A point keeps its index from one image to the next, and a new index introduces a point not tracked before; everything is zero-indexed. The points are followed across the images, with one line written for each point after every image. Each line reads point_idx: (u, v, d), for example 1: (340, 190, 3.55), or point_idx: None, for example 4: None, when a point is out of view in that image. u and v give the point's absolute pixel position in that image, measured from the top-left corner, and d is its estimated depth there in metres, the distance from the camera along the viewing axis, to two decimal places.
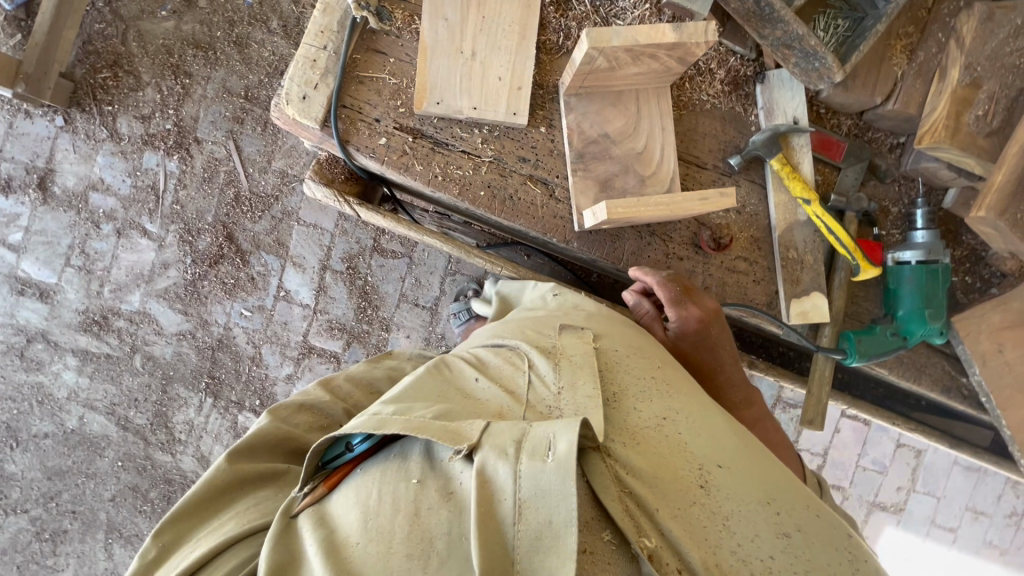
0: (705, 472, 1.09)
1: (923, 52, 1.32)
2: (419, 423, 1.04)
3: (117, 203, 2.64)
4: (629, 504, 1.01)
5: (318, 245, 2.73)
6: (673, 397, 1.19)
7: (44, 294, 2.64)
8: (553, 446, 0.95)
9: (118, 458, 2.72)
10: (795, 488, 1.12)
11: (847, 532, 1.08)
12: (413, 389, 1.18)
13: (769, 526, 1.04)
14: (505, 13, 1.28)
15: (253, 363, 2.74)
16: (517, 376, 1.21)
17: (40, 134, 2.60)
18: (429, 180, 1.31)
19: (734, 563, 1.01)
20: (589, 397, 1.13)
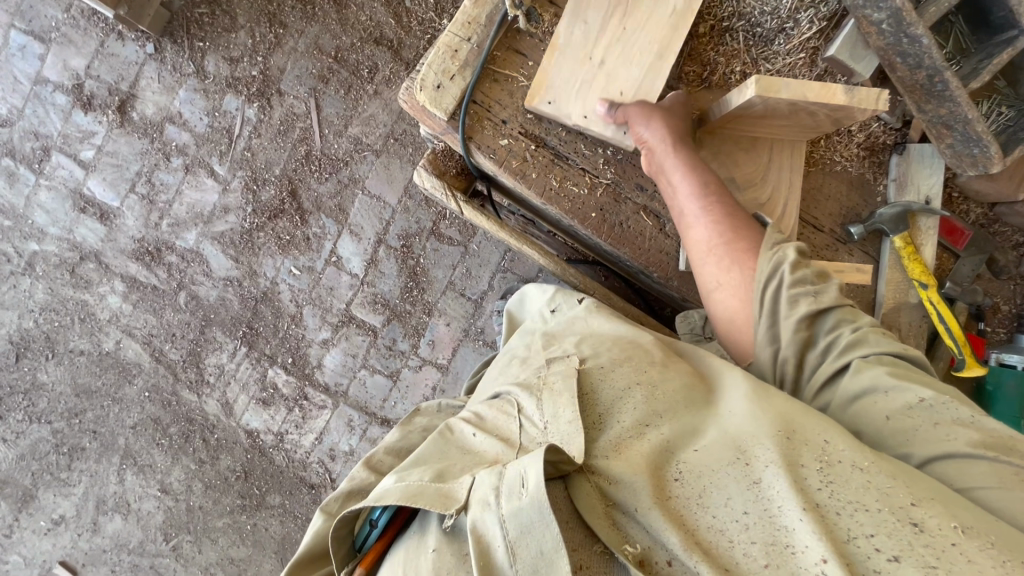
0: (680, 461, 1.04)
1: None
2: (415, 491, 1.16)
3: (191, 139, 2.63)
4: (614, 516, 1.02)
5: (377, 218, 2.71)
6: (652, 396, 1.15)
7: (104, 216, 2.65)
8: (527, 480, 1.01)
9: (145, 388, 2.75)
10: (765, 421, 1.01)
11: (859, 472, 0.92)
12: (419, 455, 1.30)
13: (745, 489, 0.95)
14: (650, 27, 1.20)
15: (293, 321, 2.75)
16: (510, 423, 1.26)
17: (128, 57, 2.59)
18: (544, 191, 1.27)
19: (714, 536, 0.93)
20: (570, 424, 1.14)
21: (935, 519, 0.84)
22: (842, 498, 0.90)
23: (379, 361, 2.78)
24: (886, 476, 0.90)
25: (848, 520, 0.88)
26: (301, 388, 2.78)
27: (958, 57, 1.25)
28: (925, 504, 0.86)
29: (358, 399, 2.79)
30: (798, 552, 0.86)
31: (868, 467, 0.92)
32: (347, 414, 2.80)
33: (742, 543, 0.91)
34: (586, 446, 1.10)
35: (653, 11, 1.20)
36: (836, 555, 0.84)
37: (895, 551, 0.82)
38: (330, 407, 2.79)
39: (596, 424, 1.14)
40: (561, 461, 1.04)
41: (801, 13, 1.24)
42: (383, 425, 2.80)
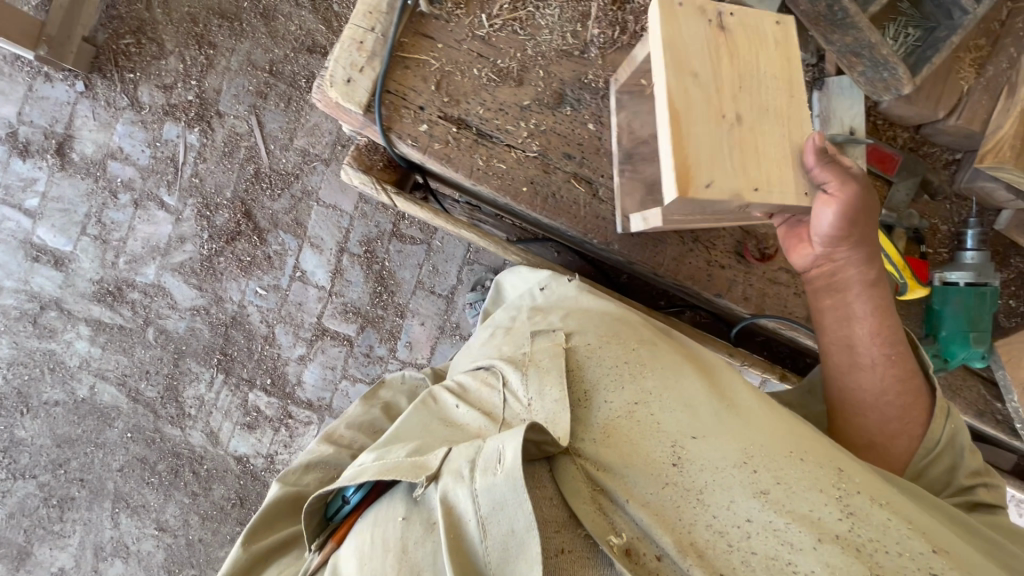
0: (678, 449, 1.11)
1: (993, 67, 1.25)
2: (393, 464, 1.22)
3: (136, 173, 2.59)
4: (602, 502, 1.10)
5: (336, 227, 2.69)
6: (648, 381, 1.23)
7: (59, 262, 2.60)
8: (503, 457, 1.06)
9: (127, 430, 2.72)
10: (780, 437, 1.10)
11: (870, 503, 1.01)
12: (401, 429, 1.35)
13: (747, 486, 1.04)
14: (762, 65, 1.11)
15: (266, 342, 2.73)
16: (493, 395, 1.31)
17: (59, 99, 2.54)
18: (472, 171, 1.27)
19: (713, 536, 1.01)
20: (555, 402, 1.19)
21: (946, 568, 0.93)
22: (857, 531, 0.98)
23: (358, 369, 2.77)
24: (899, 518, 0.99)
25: (866, 556, 0.95)
26: (284, 407, 2.77)
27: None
28: (941, 552, 0.95)
29: (343, 410, 2.78)
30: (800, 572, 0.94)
31: (878, 501, 1.01)
32: None
33: (741, 549, 0.99)
34: (573, 433, 1.17)
35: (757, 45, 1.11)
36: None
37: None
38: (316, 422, 2.78)
39: (584, 399, 1.22)
40: (545, 442, 1.11)
41: None
42: None
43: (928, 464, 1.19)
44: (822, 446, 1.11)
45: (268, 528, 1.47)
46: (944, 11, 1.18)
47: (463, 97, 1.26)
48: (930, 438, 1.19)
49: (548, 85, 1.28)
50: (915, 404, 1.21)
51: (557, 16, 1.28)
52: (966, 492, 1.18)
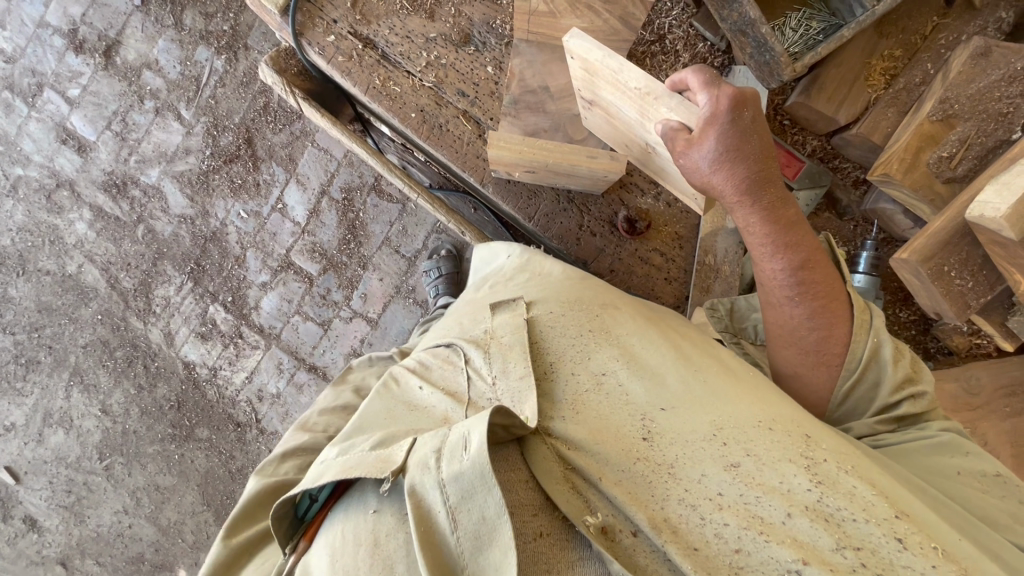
0: (648, 422, 1.00)
1: (905, 79, 1.32)
2: (356, 458, 1.03)
3: (164, 85, 2.87)
4: (575, 483, 0.95)
5: (323, 169, 2.80)
6: (613, 347, 1.12)
7: (82, 148, 2.93)
8: (469, 442, 0.90)
9: (98, 312, 2.96)
10: (749, 406, 0.99)
11: (843, 471, 0.90)
12: (362, 418, 1.17)
13: (718, 460, 0.92)
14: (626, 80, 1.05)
15: (236, 262, 2.88)
16: (457, 374, 1.18)
17: (118, 8, 2.87)
18: (367, 88, 1.35)
19: (685, 509, 0.88)
20: (519, 380, 1.08)
21: (912, 535, 0.81)
22: (829, 501, 0.86)
23: (312, 309, 2.84)
24: (868, 485, 0.87)
25: (837, 528, 0.84)
26: (238, 326, 2.89)
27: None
28: (907, 519, 0.83)
29: (289, 343, 2.86)
30: (771, 543, 0.82)
31: (848, 468, 0.90)
32: (277, 357, 2.87)
33: (715, 522, 0.86)
34: (541, 409, 1.04)
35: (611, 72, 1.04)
36: (819, 562, 0.80)
37: (875, 568, 0.79)
38: (262, 348, 2.88)
39: (547, 373, 1.10)
40: (514, 426, 0.95)
41: None
42: (309, 372, 2.85)
43: (853, 384, 1.09)
44: (792, 413, 1.00)
45: (242, 523, 1.22)
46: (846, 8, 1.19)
47: (375, 19, 1.34)
48: (851, 355, 1.09)
49: (456, 23, 1.34)
50: (837, 312, 1.09)
51: None
52: (889, 410, 1.08)
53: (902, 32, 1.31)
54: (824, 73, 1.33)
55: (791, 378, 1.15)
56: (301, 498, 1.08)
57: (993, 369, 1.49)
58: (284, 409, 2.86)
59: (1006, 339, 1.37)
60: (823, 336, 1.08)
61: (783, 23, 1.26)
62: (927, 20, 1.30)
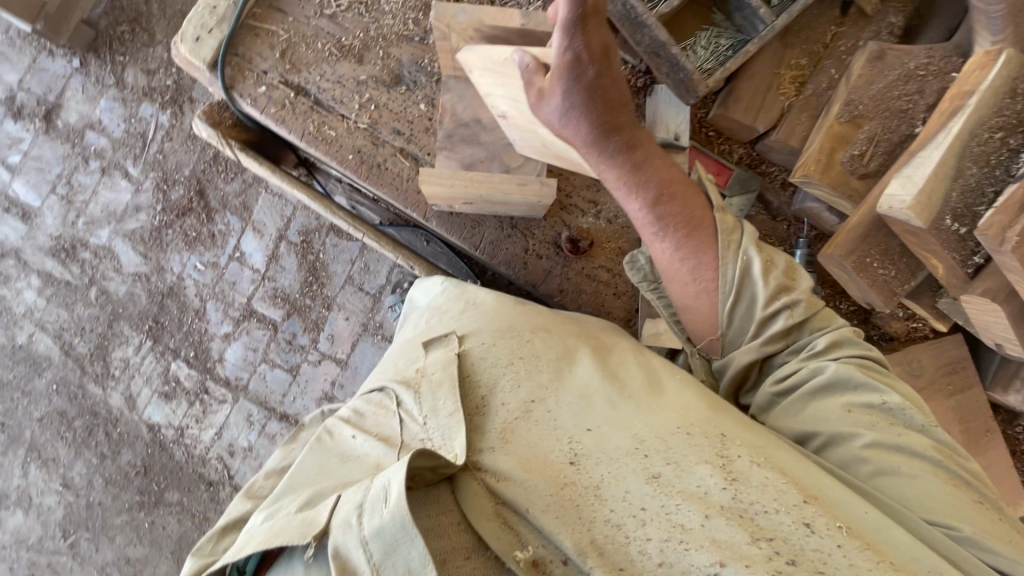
0: (574, 445, 1.04)
1: (813, 85, 1.38)
2: (283, 525, 1.08)
3: (108, 144, 2.83)
4: (507, 516, 1.00)
5: (279, 214, 2.79)
6: (540, 371, 1.17)
7: (26, 215, 2.87)
8: (388, 494, 0.95)
9: (53, 381, 2.84)
10: (669, 415, 1.05)
11: (756, 467, 0.95)
12: (296, 476, 1.24)
13: (640, 473, 0.97)
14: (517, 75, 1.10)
15: (196, 316, 2.82)
16: (389, 419, 1.23)
17: (56, 72, 2.85)
18: (303, 134, 1.36)
19: (612, 530, 0.93)
20: (449, 417, 1.12)
21: (819, 517, 0.89)
22: (742, 497, 0.92)
23: (278, 355, 2.79)
24: (779, 474, 0.94)
25: (751, 522, 0.90)
26: (202, 381, 2.81)
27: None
28: (815, 502, 0.91)
29: (258, 394, 2.79)
30: (691, 550, 0.88)
31: (761, 462, 0.96)
32: (246, 409, 2.80)
33: (638, 539, 0.91)
34: (471, 442, 1.08)
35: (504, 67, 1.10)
36: (733, 556, 0.86)
37: (789, 554, 0.86)
38: (230, 401, 2.80)
39: (477, 410, 1.12)
40: (441, 465, 1.00)
41: None
42: (281, 421, 2.78)
43: (732, 310, 1.12)
44: (709, 416, 1.05)
45: None
46: (750, 24, 1.25)
47: (305, 67, 1.36)
48: (723, 276, 1.12)
49: (386, 65, 1.36)
50: (702, 237, 1.14)
51: (401, 4, 1.37)
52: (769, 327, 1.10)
53: (806, 42, 1.39)
54: (739, 86, 1.40)
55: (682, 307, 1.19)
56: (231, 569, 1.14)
57: (929, 351, 1.51)
58: (257, 461, 2.77)
59: (939, 321, 1.42)
60: (691, 260, 1.14)
61: (693, 43, 1.30)
62: (828, 28, 1.39)
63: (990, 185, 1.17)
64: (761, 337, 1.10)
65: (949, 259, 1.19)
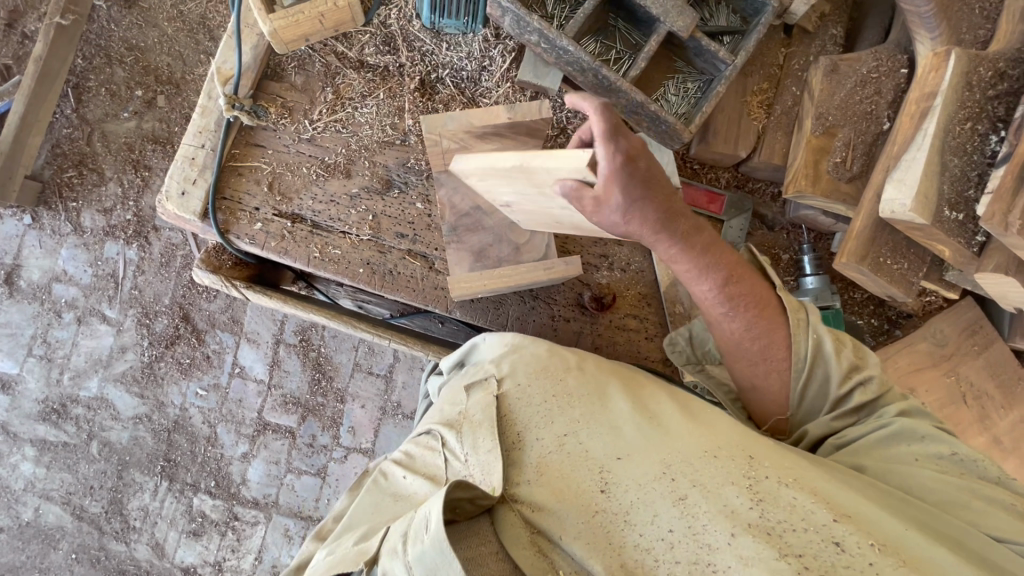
0: (606, 474, 1.05)
1: (780, 105, 1.46)
2: (342, 553, 1.13)
3: (79, 292, 2.75)
4: (541, 544, 1.02)
5: (271, 319, 2.74)
6: (574, 407, 1.16)
7: (6, 385, 2.74)
8: (429, 521, 0.98)
9: (71, 550, 2.69)
10: (695, 439, 1.06)
11: (784, 486, 0.96)
12: (353, 516, 1.26)
13: (668, 497, 0.98)
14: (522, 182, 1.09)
15: (209, 443, 2.72)
16: (437, 458, 1.23)
17: (9, 233, 2.76)
18: (309, 260, 1.35)
19: (641, 554, 0.95)
20: (488, 453, 1.13)
21: (853, 535, 0.89)
22: (769, 515, 0.93)
23: (302, 461, 2.71)
24: (808, 494, 0.95)
25: (778, 539, 0.91)
26: (230, 509, 2.70)
27: (627, 53, 1.42)
28: (847, 520, 0.91)
29: (290, 506, 2.69)
30: (720, 570, 0.90)
31: (786, 481, 0.97)
32: (282, 524, 2.69)
33: (667, 561, 0.93)
34: (508, 475, 1.10)
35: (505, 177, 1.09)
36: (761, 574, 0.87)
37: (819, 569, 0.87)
38: (263, 521, 2.69)
39: (515, 444, 1.13)
40: (479, 497, 1.03)
41: (492, 50, 1.36)
42: None
43: (804, 387, 1.17)
44: (736, 439, 1.06)
45: None
46: (712, 66, 1.34)
47: (295, 194, 1.36)
48: (797, 357, 1.17)
49: (374, 173, 1.38)
50: (772, 314, 1.19)
51: (375, 112, 1.38)
52: (843, 402, 1.15)
53: (763, 69, 1.48)
54: (713, 120, 1.47)
55: (750, 391, 1.24)
56: None
57: (949, 318, 1.49)
58: None
59: (950, 290, 1.44)
60: (765, 343, 1.18)
61: (664, 93, 1.40)
62: (777, 52, 1.48)
63: (973, 170, 1.24)
64: (834, 411, 1.15)
65: (954, 244, 1.25)
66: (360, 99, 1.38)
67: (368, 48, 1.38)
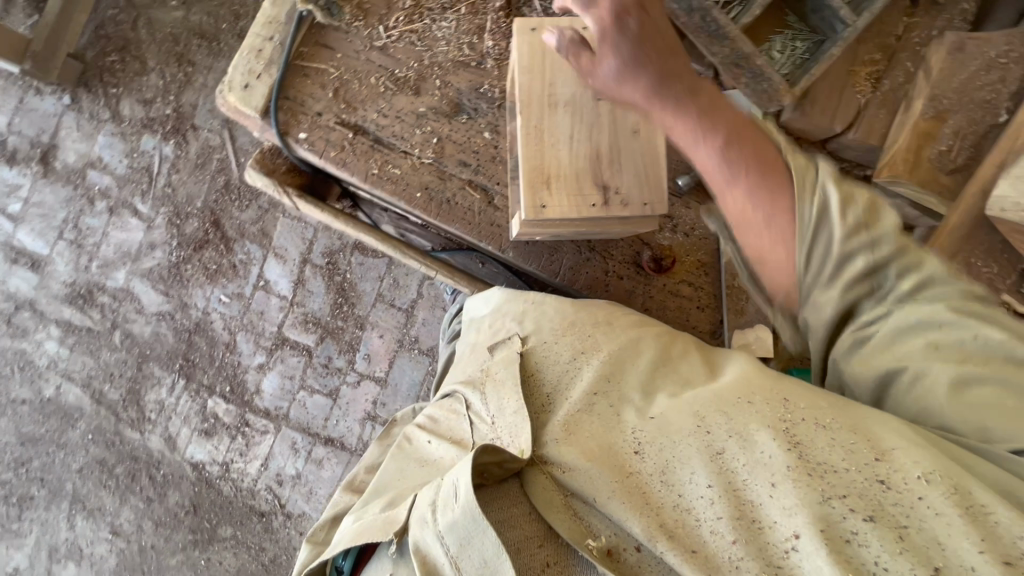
0: (637, 434, 1.05)
1: (888, 80, 1.38)
2: (369, 522, 1.16)
3: (112, 182, 2.72)
4: (575, 506, 1.02)
5: (300, 238, 2.72)
6: (602, 367, 1.19)
7: (35, 264, 2.76)
8: (459, 489, 1.00)
9: (88, 431, 2.79)
10: (722, 393, 1.06)
11: (819, 428, 0.94)
12: (381, 482, 1.30)
13: (703, 451, 0.97)
14: (549, 120, 1.16)
15: (227, 349, 2.76)
16: (461, 422, 1.29)
17: (47, 111, 2.71)
18: (367, 176, 1.30)
19: (682, 514, 0.93)
20: (515, 414, 1.16)
21: (890, 472, 0.86)
22: (805, 458, 0.91)
23: (316, 381, 2.75)
24: (841, 434, 0.92)
25: (820, 481, 0.88)
26: (242, 415, 2.77)
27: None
28: (887, 458, 0.88)
29: (299, 421, 2.76)
30: (766, 527, 0.87)
31: (824, 425, 0.95)
32: (290, 438, 2.76)
33: (709, 520, 0.90)
34: (536, 435, 1.12)
35: (535, 135, 1.15)
36: (810, 525, 0.84)
37: (865, 511, 0.84)
38: (273, 432, 2.77)
39: (544, 408, 1.17)
40: (506, 460, 1.04)
41: None
42: (327, 445, 2.75)
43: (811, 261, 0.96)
44: (765, 388, 1.05)
45: None
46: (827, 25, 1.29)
47: (360, 104, 1.30)
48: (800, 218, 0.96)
49: (445, 95, 1.31)
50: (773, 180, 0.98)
51: (454, 28, 1.31)
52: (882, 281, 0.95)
53: (879, 37, 1.38)
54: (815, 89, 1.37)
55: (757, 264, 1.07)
56: (331, 568, 1.24)
57: None
58: (307, 488, 2.75)
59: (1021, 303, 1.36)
60: (769, 208, 0.99)
61: (770, 48, 1.35)
62: (899, 21, 1.39)
63: None
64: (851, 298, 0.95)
65: None
66: (440, 11, 1.30)
67: None
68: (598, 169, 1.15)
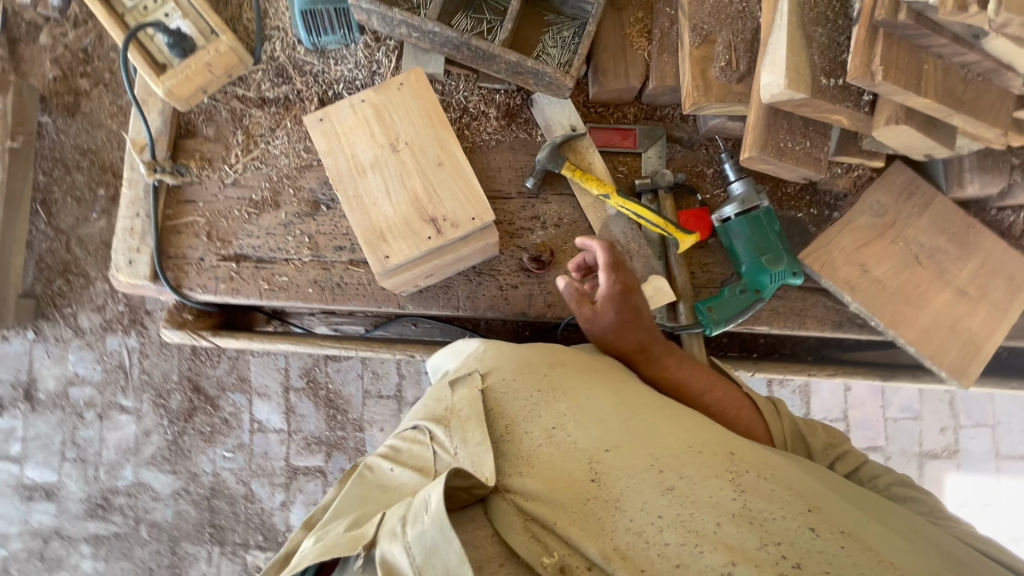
0: (595, 462, 1.03)
1: (658, 29, 1.49)
2: (331, 542, 1.10)
3: (94, 390, 2.88)
4: (535, 531, 0.99)
5: (275, 369, 2.80)
6: (563, 402, 1.14)
7: (50, 493, 2.89)
8: (430, 503, 0.99)
9: None
10: (673, 437, 1.05)
11: (760, 479, 0.97)
12: (340, 504, 1.24)
13: (655, 486, 0.97)
14: (361, 185, 1.32)
15: (247, 501, 2.81)
16: (426, 450, 1.21)
17: (17, 351, 2.91)
18: (262, 292, 1.46)
19: (633, 536, 0.93)
20: (477, 445, 1.11)
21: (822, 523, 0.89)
22: (751, 504, 0.92)
23: None
24: (783, 487, 0.95)
25: (761, 526, 0.89)
26: None
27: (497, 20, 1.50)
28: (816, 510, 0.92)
29: None
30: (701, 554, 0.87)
31: (766, 476, 0.98)
32: None
33: (657, 544, 0.91)
34: (501, 467, 1.09)
35: (357, 202, 1.31)
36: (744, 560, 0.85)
37: (795, 558, 0.85)
38: None
39: (508, 439, 1.12)
40: (474, 485, 1.04)
41: (377, 54, 1.51)
42: None
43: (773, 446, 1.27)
44: (713, 437, 1.07)
45: None
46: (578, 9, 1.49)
47: (232, 237, 1.47)
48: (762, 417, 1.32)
49: (301, 198, 1.47)
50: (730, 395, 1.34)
51: (287, 141, 1.50)
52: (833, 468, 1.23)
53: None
54: (600, 60, 1.51)
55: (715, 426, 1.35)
56: None
57: (883, 186, 1.46)
58: None
59: (874, 160, 1.44)
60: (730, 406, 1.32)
61: (543, 47, 1.50)
62: None
63: (841, 35, 1.26)
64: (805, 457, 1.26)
65: (843, 109, 1.27)
66: (270, 132, 1.50)
67: (264, 84, 1.52)
68: (420, 206, 1.30)
